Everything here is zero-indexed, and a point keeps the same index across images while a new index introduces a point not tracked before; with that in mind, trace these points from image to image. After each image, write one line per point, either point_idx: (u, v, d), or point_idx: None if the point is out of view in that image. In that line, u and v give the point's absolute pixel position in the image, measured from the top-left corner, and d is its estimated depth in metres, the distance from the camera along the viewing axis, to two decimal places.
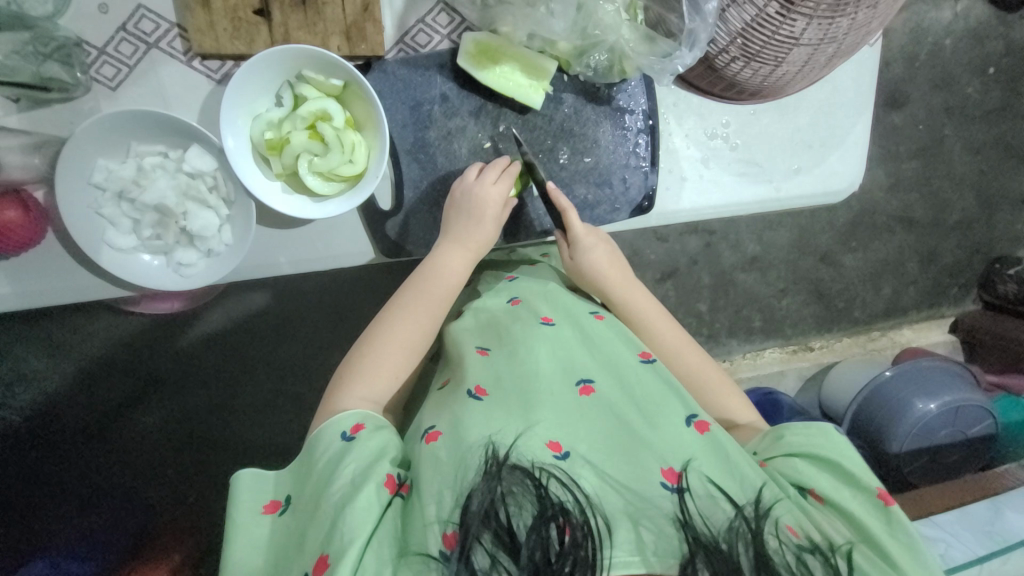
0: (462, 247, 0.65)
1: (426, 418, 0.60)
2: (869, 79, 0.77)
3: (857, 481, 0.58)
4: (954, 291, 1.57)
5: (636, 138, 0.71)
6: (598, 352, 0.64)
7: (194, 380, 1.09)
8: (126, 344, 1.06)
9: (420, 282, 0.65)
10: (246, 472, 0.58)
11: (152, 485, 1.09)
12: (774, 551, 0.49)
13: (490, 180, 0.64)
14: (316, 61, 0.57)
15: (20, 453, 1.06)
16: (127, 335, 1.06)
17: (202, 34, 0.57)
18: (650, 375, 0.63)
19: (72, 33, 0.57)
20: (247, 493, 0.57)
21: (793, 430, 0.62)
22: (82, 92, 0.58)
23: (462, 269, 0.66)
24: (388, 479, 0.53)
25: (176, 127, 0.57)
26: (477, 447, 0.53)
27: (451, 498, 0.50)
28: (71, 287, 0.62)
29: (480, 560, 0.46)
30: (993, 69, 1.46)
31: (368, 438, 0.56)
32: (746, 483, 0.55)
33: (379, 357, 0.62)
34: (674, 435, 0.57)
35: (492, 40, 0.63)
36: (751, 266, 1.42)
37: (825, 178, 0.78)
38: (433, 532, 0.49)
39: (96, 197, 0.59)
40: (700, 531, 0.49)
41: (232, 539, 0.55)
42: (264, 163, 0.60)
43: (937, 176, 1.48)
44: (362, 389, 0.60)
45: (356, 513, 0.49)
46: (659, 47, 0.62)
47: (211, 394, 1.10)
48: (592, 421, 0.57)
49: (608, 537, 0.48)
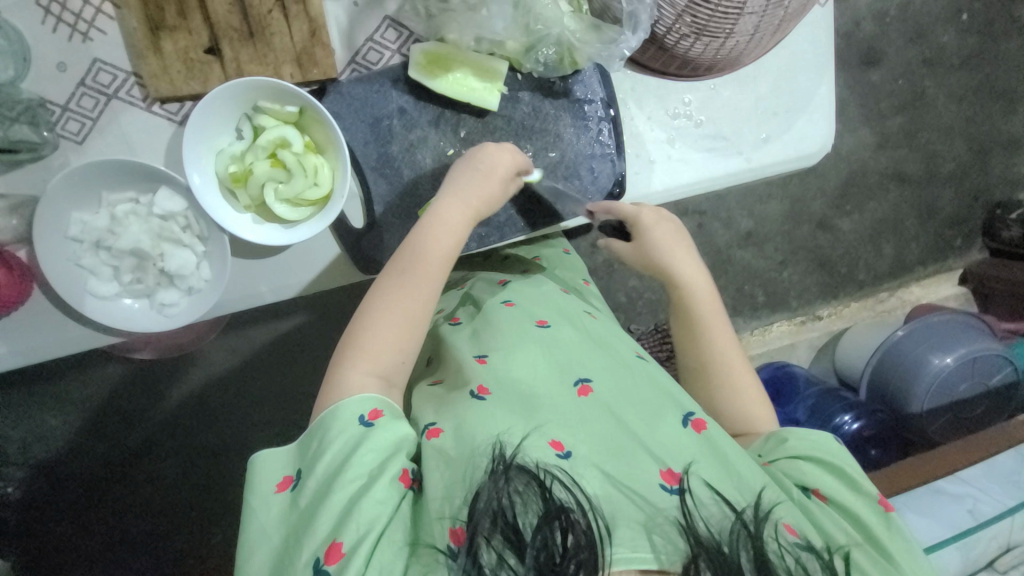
0: (461, 205, 0.63)
1: (426, 413, 0.60)
2: (827, 38, 0.76)
3: (860, 486, 0.58)
4: (958, 243, 1.55)
5: (599, 126, 0.71)
6: (595, 354, 0.65)
7: (204, 420, 1.11)
8: (135, 391, 1.08)
9: (409, 252, 0.61)
10: (259, 454, 0.56)
11: (171, 527, 1.10)
12: (774, 553, 0.48)
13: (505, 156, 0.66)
14: (270, 91, 0.58)
15: (41, 507, 1.07)
16: (135, 382, 1.08)
17: (157, 78, 0.58)
18: (643, 372, 0.64)
19: (35, 95, 0.59)
20: (261, 474, 0.55)
21: (796, 435, 0.60)
22: (50, 150, 0.60)
23: (460, 231, 0.63)
24: (403, 474, 0.54)
25: (143, 172, 0.59)
26: (486, 446, 0.53)
27: (461, 495, 0.50)
28: (61, 339, 0.64)
29: (487, 557, 0.45)
30: (966, 15, 1.44)
31: (388, 425, 0.54)
32: (745, 487, 0.54)
33: (378, 335, 0.59)
34: (673, 435, 0.56)
35: (440, 49, 0.64)
36: (746, 242, 1.41)
37: (795, 143, 0.78)
38: (442, 527, 0.49)
39: (75, 248, 0.60)
40: (701, 533, 0.48)
41: (249, 521, 0.53)
42: (232, 196, 0.62)
43: (923, 129, 1.47)
44: (365, 365, 0.57)
45: (367, 510, 0.50)
46: (605, 34, 0.62)
47: (222, 432, 1.11)
48: (592, 420, 0.57)
49: (609, 536, 0.47)
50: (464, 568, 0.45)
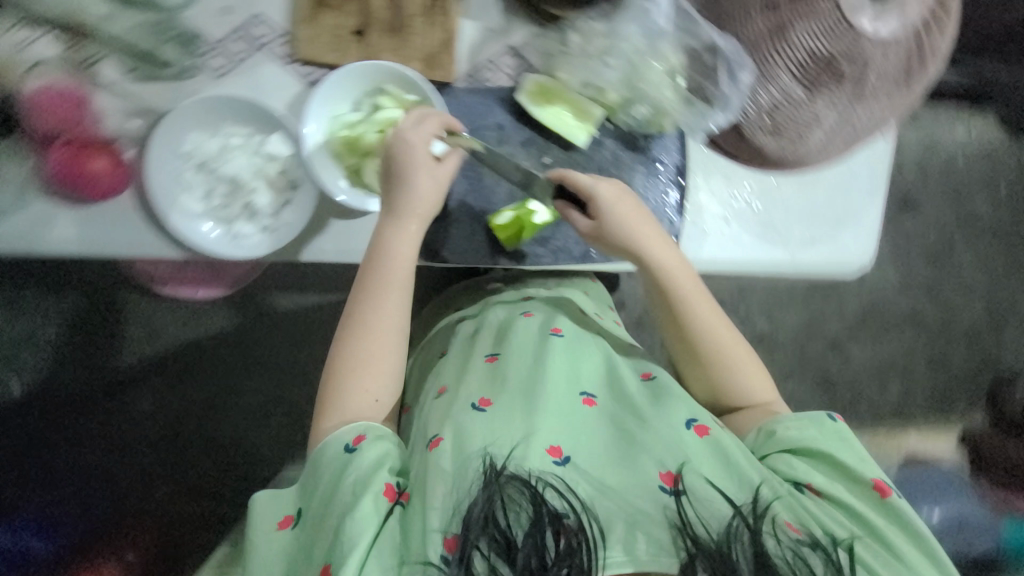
0: (414, 220, 0.65)
1: (429, 424, 0.61)
2: (883, 168, 0.84)
3: (856, 474, 0.58)
4: (962, 401, 1.56)
5: (666, 187, 0.77)
6: (600, 362, 0.67)
7: (213, 373, 1.25)
8: (159, 331, 1.22)
9: (378, 262, 0.64)
10: (261, 493, 0.59)
11: (165, 459, 1.24)
12: (773, 550, 0.49)
13: (428, 127, 0.64)
14: (399, 78, 0.66)
15: (59, 411, 1.22)
16: (162, 322, 1.22)
17: (305, 43, 0.66)
18: (646, 389, 0.64)
19: (192, 25, 0.66)
20: (262, 512, 0.58)
21: (787, 424, 0.62)
22: (190, 75, 0.67)
23: (412, 234, 0.65)
24: (388, 488, 0.55)
25: (265, 114, 0.65)
26: (474, 456, 0.55)
27: (450, 505, 0.52)
28: (132, 242, 0.68)
29: (478, 564, 0.48)
30: (1002, 190, 1.55)
31: (370, 448, 0.57)
32: (744, 482, 0.55)
33: (356, 363, 0.63)
34: (670, 433, 0.58)
35: (549, 83, 0.71)
36: (759, 343, 1.44)
37: (836, 252, 0.83)
38: (434, 540, 0.50)
39: (181, 163, 0.66)
40: (699, 533, 0.50)
41: (251, 556, 0.56)
42: (336, 157, 0.68)
43: (946, 283, 1.53)
44: (345, 400, 0.61)
45: (358, 520, 0.51)
46: (696, 108, 0.71)
47: (226, 387, 1.25)
48: (591, 427, 0.59)
49: (602, 539, 0.50)
50: None
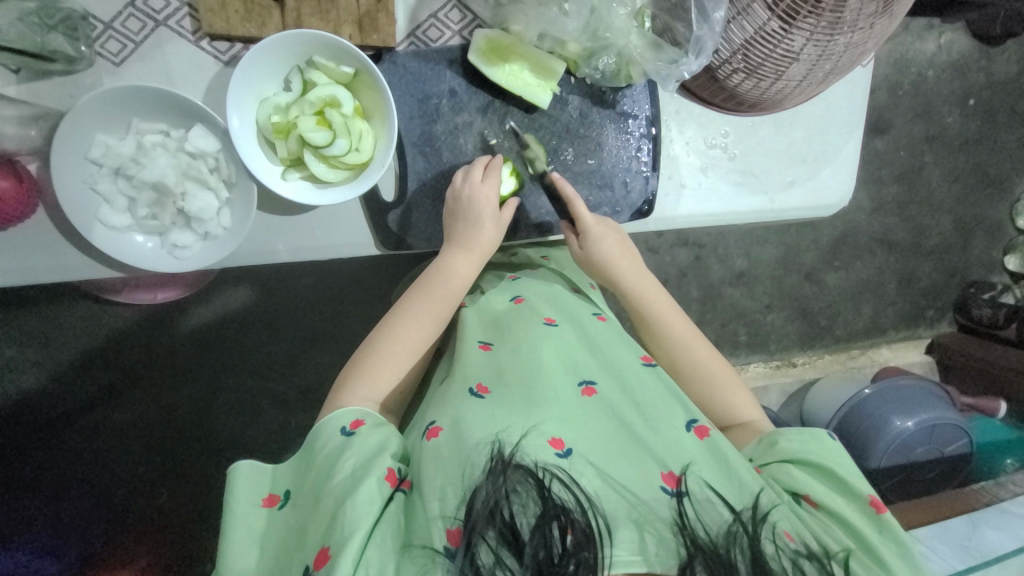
0: (465, 252, 0.66)
1: (426, 415, 0.60)
2: (861, 100, 0.79)
3: (849, 487, 0.58)
4: (930, 313, 1.61)
5: (638, 143, 0.72)
6: (599, 353, 0.64)
7: (193, 375, 1.10)
8: (124, 335, 1.07)
9: (431, 282, 0.66)
10: (243, 464, 0.56)
11: (157, 475, 1.09)
12: (772, 556, 0.48)
13: (480, 178, 0.65)
14: (328, 48, 0.57)
15: (24, 440, 1.06)
16: (124, 326, 1.07)
17: (212, 14, 0.56)
18: (651, 377, 0.62)
19: (79, 7, 0.57)
20: (244, 486, 0.55)
21: (787, 435, 0.61)
22: (85, 66, 0.58)
23: (469, 273, 0.67)
24: (389, 474, 0.52)
25: (178, 105, 0.57)
26: (483, 445, 0.52)
27: (455, 495, 0.50)
28: (58, 266, 0.60)
29: (483, 557, 0.45)
30: (972, 100, 1.52)
31: (368, 434, 0.55)
32: (743, 489, 0.54)
33: (386, 365, 0.63)
34: (673, 437, 0.56)
35: (503, 38, 0.64)
36: (738, 281, 1.45)
37: (816, 192, 0.80)
38: (437, 527, 0.48)
39: (92, 171, 0.58)
40: (699, 534, 0.48)
41: (228, 532, 0.53)
42: (270, 147, 0.60)
43: (916, 201, 1.53)
44: (366, 390, 0.61)
45: (357, 508, 0.49)
46: (666, 54, 0.64)
47: (209, 386, 1.10)
48: (591, 420, 0.57)
49: (609, 537, 0.47)
50: (463, 568, 0.45)
